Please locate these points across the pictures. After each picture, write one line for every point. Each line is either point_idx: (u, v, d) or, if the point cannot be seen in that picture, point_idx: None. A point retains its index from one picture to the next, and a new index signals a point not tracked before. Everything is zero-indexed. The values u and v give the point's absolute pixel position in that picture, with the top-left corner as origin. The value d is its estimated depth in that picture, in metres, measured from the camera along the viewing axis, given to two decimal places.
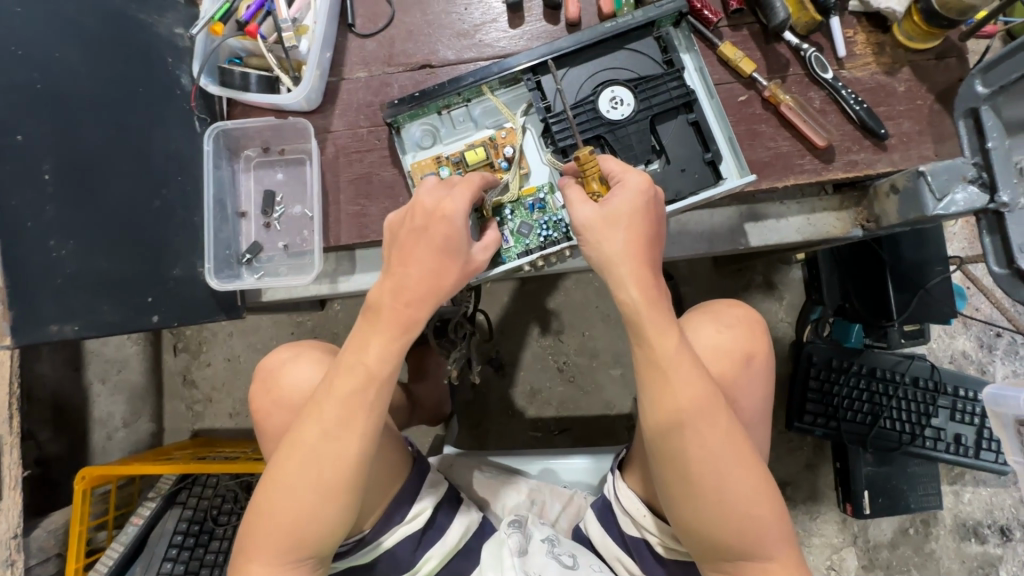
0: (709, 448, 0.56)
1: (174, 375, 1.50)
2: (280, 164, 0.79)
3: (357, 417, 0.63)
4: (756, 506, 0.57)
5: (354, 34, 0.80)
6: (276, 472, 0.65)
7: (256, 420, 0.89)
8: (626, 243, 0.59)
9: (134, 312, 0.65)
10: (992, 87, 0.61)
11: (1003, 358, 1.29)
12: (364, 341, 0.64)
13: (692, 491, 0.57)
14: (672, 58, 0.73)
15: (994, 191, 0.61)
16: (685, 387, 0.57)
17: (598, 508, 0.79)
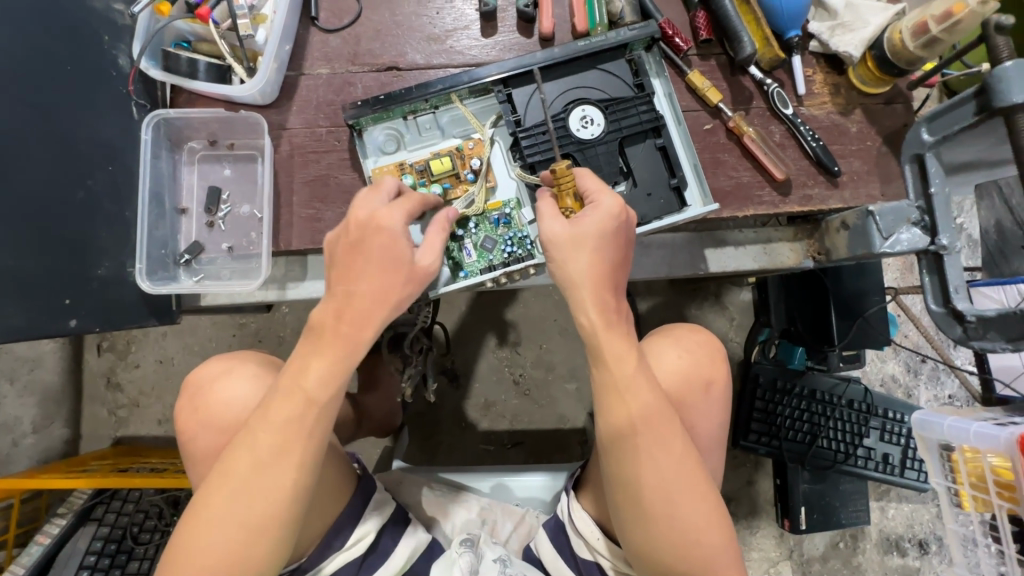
0: (662, 473, 0.56)
1: (95, 377, 1.37)
2: (228, 159, 0.74)
3: (290, 447, 0.62)
4: (706, 532, 0.57)
5: (317, 28, 0.76)
6: (200, 503, 0.62)
7: (180, 441, 0.80)
8: (590, 263, 0.58)
9: (46, 316, 0.58)
10: (936, 136, 0.64)
11: (927, 383, 1.38)
12: (302, 365, 0.63)
13: (644, 517, 0.57)
14: (643, 82, 0.73)
15: (934, 234, 0.65)
16: (640, 410, 0.56)
17: (551, 528, 0.78)
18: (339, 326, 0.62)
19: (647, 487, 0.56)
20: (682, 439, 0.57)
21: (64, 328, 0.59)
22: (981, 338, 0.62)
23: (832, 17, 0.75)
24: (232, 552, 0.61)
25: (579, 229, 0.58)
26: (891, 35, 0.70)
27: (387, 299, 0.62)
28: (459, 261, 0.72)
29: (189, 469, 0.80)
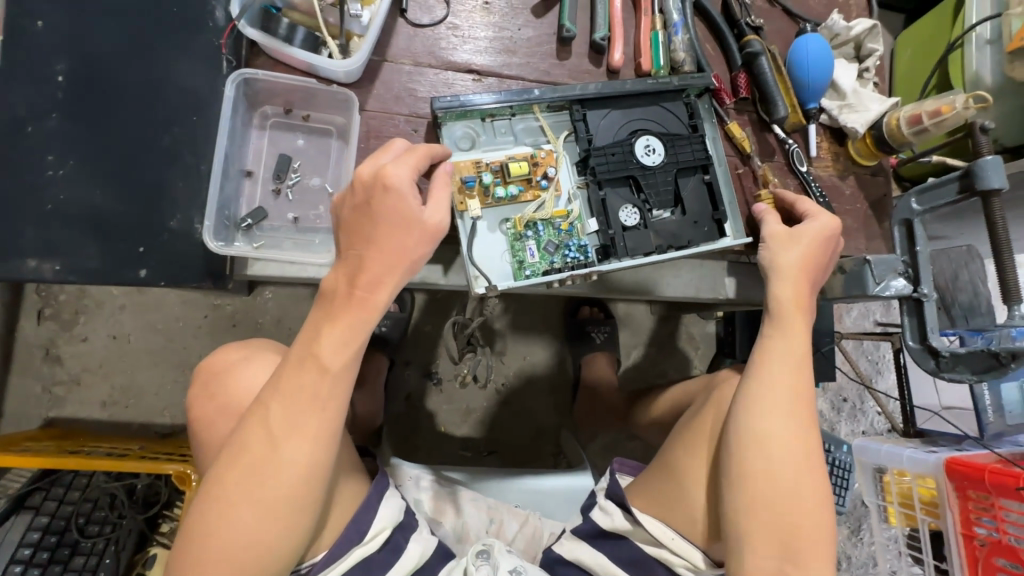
0: (793, 458, 0.65)
1: (31, 348, 1.21)
2: (302, 130, 0.73)
3: (305, 419, 0.56)
4: (822, 488, 0.66)
5: (404, 20, 0.78)
6: (211, 489, 0.56)
7: (193, 429, 0.72)
8: (804, 262, 0.73)
9: (121, 259, 0.62)
10: (924, 206, 0.78)
11: (845, 419, 1.57)
12: (313, 333, 0.57)
13: (773, 501, 0.64)
14: (697, 124, 0.83)
15: (916, 284, 0.79)
16: (779, 399, 0.67)
17: (587, 529, 0.82)
18: (352, 288, 0.58)
19: (778, 466, 0.65)
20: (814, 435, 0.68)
21: (132, 275, 0.62)
22: (947, 370, 0.77)
23: (841, 98, 0.91)
24: (262, 541, 0.56)
25: (800, 229, 0.73)
26: (889, 120, 0.86)
27: (399, 261, 0.58)
28: (523, 261, 0.76)
29: (200, 457, 0.73)
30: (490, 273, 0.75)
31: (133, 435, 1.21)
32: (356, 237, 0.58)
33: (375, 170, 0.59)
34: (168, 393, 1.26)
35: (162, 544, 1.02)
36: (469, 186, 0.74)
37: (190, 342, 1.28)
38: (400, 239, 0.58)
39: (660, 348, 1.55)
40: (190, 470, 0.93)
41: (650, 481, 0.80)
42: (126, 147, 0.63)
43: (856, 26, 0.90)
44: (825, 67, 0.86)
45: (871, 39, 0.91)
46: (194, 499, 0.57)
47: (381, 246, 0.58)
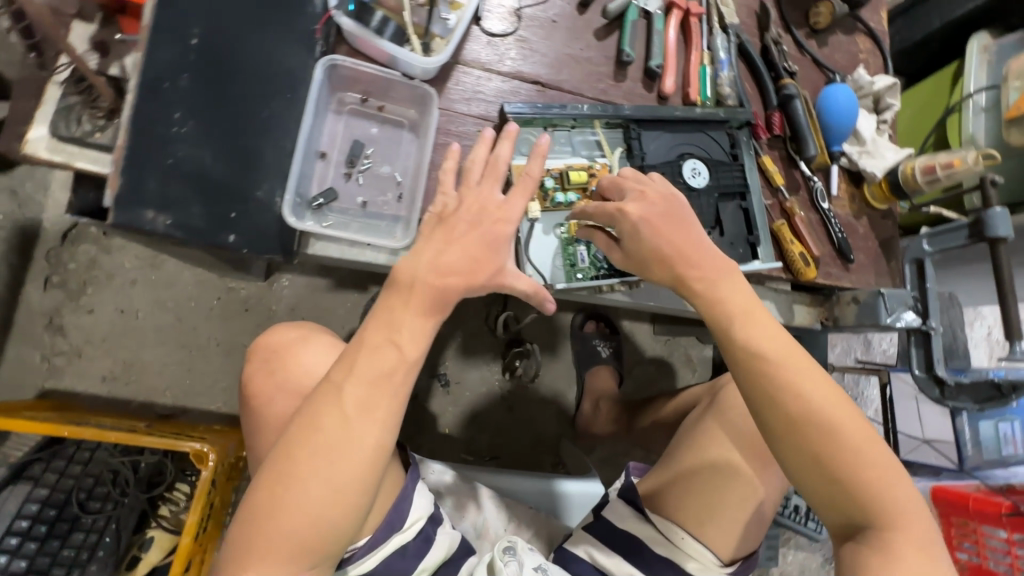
0: (824, 408, 0.58)
1: (34, 315, 1.17)
2: (377, 119, 0.77)
3: (379, 402, 0.56)
4: (869, 447, 0.58)
5: (478, 28, 0.82)
6: (275, 467, 0.54)
7: (247, 403, 0.75)
8: (645, 231, 0.67)
9: (217, 224, 0.64)
10: (935, 247, 0.87)
11: None
12: (394, 320, 0.58)
13: (825, 464, 0.58)
14: (738, 154, 0.89)
15: (925, 317, 0.87)
16: (788, 352, 0.60)
17: (608, 538, 0.83)
18: (435, 279, 0.60)
19: (804, 423, 0.58)
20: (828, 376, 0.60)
21: (222, 240, 0.64)
22: (952, 397, 0.85)
23: (861, 144, 0.99)
24: (323, 517, 0.54)
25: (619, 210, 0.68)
26: (904, 167, 0.94)
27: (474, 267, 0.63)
28: (574, 265, 0.80)
29: (247, 431, 0.75)
30: (545, 272, 0.80)
31: (132, 413, 1.17)
32: (446, 238, 0.62)
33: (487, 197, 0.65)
34: (172, 373, 1.23)
35: (160, 526, 0.99)
36: (531, 188, 0.79)
37: (200, 323, 1.25)
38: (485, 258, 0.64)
39: (661, 368, 1.59)
40: (209, 450, 0.94)
41: (680, 498, 0.81)
42: (230, 119, 0.64)
43: (878, 82, 0.99)
44: (851, 115, 0.94)
45: (889, 95, 1.01)
46: (255, 479, 0.55)
47: (471, 258, 0.63)
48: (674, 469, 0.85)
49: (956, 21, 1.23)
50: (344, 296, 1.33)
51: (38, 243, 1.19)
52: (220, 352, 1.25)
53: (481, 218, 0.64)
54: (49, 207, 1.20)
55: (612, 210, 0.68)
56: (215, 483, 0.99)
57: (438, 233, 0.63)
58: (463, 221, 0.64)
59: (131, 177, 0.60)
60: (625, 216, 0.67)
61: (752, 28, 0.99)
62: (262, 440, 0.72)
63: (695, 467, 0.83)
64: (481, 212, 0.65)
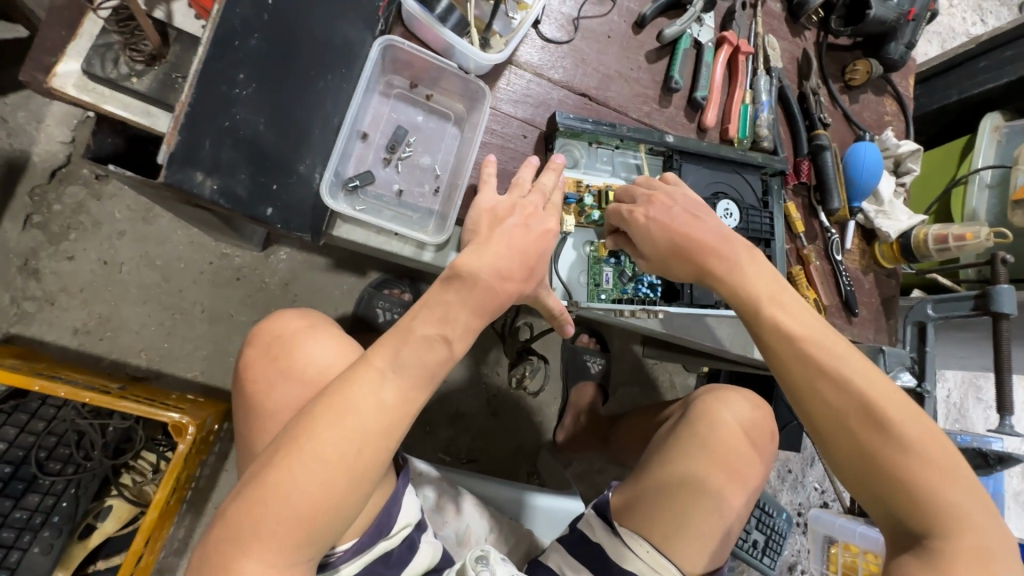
0: (872, 398, 0.58)
1: (10, 254, 1.10)
2: (422, 107, 0.75)
3: (419, 390, 0.57)
4: (923, 447, 0.57)
5: (535, 32, 0.81)
6: (297, 439, 0.53)
7: (243, 388, 0.71)
8: (655, 231, 0.71)
9: (256, 195, 0.61)
10: (938, 313, 0.90)
11: (787, 489, 1.69)
12: (448, 315, 0.58)
13: (870, 458, 0.58)
14: (768, 202, 0.91)
15: (921, 379, 0.90)
16: (831, 340, 0.61)
17: (589, 560, 0.82)
18: (494, 278, 0.60)
19: (847, 413, 0.59)
20: (874, 367, 0.61)
21: (260, 213, 0.61)
22: None
23: (879, 204, 1.03)
24: (349, 490, 0.53)
25: (631, 215, 0.73)
26: (917, 232, 0.98)
27: (517, 289, 0.62)
28: (598, 284, 0.83)
29: (240, 413, 0.71)
30: (571, 288, 0.82)
31: (101, 372, 1.11)
32: (499, 246, 0.62)
33: (509, 206, 0.67)
34: (150, 334, 1.17)
35: (120, 496, 0.93)
36: (569, 203, 0.80)
37: (187, 286, 1.19)
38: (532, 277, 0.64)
39: (645, 391, 1.60)
40: (189, 423, 0.89)
41: (662, 510, 0.81)
42: (290, 89, 0.62)
43: (903, 147, 1.03)
44: (876, 175, 0.97)
45: (911, 160, 1.04)
46: (269, 454, 0.53)
47: (522, 274, 0.63)
48: (656, 470, 0.86)
49: (972, 99, 1.29)
50: (342, 278, 1.28)
51: (24, 178, 1.11)
52: (204, 319, 1.20)
53: (534, 223, 0.65)
54: (41, 141, 1.13)
55: (624, 214, 0.74)
56: (189, 456, 0.95)
57: (495, 235, 0.63)
58: (517, 224, 0.64)
59: (190, 136, 0.56)
60: (636, 219, 0.73)
61: (793, 74, 1.01)
62: (259, 427, 0.68)
63: (678, 475, 0.83)
64: (534, 217, 0.66)
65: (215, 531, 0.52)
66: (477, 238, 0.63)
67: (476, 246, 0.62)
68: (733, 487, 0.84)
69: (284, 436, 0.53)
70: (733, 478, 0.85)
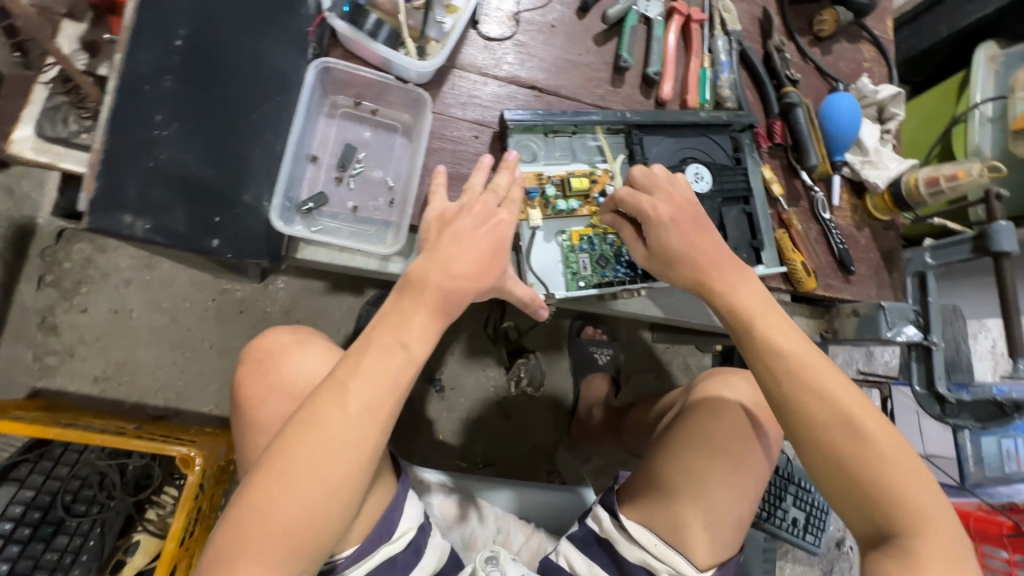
0: (851, 411, 0.58)
1: (28, 313, 1.17)
2: (369, 123, 0.76)
3: (384, 403, 0.56)
4: (892, 452, 0.57)
5: (476, 32, 0.81)
6: (273, 464, 0.53)
7: (239, 406, 0.71)
8: (674, 237, 0.68)
9: (199, 230, 0.63)
10: (937, 261, 0.85)
11: None
12: (402, 321, 0.57)
13: (851, 469, 0.57)
14: (741, 157, 0.88)
15: (926, 331, 0.85)
16: (808, 352, 0.60)
17: (585, 544, 0.84)
18: (444, 279, 0.59)
19: (831, 424, 0.58)
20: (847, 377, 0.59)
21: (206, 244, 0.63)
22: (952, 416, 0.83)
23: (864, 155, 0.98)
24: (318, 512, 0.54)
25: (656, 213, 0.69)
26: (907, 179, 0.92)
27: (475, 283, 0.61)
28: (576, 272, 0.79)
29: (238, 434, 0.72)
30: (546, 281, 0.79)
31: (122, 416, 1.17)
32: (446, 251, 0.61)
33: (457, 209, 0.67)
34: (164, 375, 1.22)
35: (146, 530, 0.98)
36: (531, 197, 0.79)
37: (194, 323, 1.25)
38: (493, 268, 0.63)
39: (659, 374, 1.57)
40: (196, 454, 0.92)
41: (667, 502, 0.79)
42: (218, 124, 0.64)
43: (882, 91, 0.97)
44: (855, 123, 0.93)
45: (893, 105, 0.99)
46: (251, 475, 0.54)
47: (479, 278, 0.62)
48: (650, 481, 0.83)
49: (964, 31, 1.22)
50: (340, 299, 1.32)
51: (32, 241, 1.18)
52: (213, 353, 1.25)
53: (484, 220, 0.65)
54: (45, 205, 1.20)
55: (644, 207, 0.70)
56: (204, 488, 0.98)
57: (443, 239, 0.63)
58: (467, 223, 0.64)
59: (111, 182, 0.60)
60: (658, 217, 0.69)
61: (754, 35, 0.98)
62: (252, 444, 0.69)
63: (676, 463, 0.81)
64: (484, 214, 0.66)
65: (210, 555, 0.54)
66: (426, 245, 0.63)
67: (424, 251, 0.62)
68: (739, 477, 0.81)
69: (260, 463, 0.54)
70: (736, 469, 0.80)
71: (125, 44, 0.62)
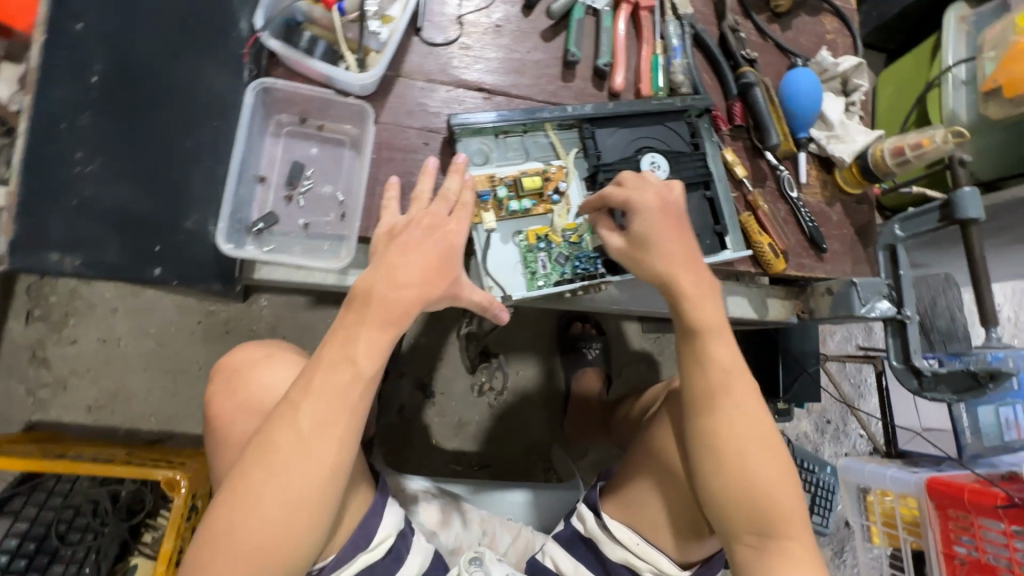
0: (756, 425, 0.63)
1: (19, 349, 1.20)
2: (315, 139, 0.77)
3: (337, 420, 0.54)
4: (780, 467, 0.63)
5: (420, 39, 0.81)
6: (234, 495, 0.51)
7: (209, 424, 0.70)
8: (658, 221, 0.67)
9: (137, 260, 0.65)
10: (906, 233, 0.82)
11: (832, 441, 1.57)
12: (350, 336, 0.56)
13: (748, 475, 0.62)
14: (699, 142, 0.87)
15: (900, 306, 0.83)
16: (732, 365, 0.65)
17: (571, 544, 0.81)
18: (389, 291, 0.58)
19: (739, 429, 0.63)
20: (756, 393, 0.65)
21: (148, 274, 0.66)
22: (930, 390, 0.81)
23: (829, 129, 0.95)
24: (283, 536, 0.52)
25: (642, 197, 0.67)
26: (873, 151, 0.90)
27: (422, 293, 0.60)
28: (534, 272, 0.79)
29: (213, 454, 0.70)
30: (503, 283, 0.79)
31: (117, 443, 1.19)
32: (392, 268, 0.59)
33: (406, 222, 0.65)
34: (156, 400, 1.24)
35: (144, 554, 1.00)
36: (484, 200, 0.79)
37: (181, 347, 1.26)
38: (442, 276, 0.62)
39: (651, 365, 1.56)
40: (181, 478, 0.93)
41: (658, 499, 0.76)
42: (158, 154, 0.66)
43: (843, 63, 0.96)
44: (816, 99, 0.91)
45: (857, 75, 0.97)
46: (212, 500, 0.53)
47: (427, 287, 0.60)
48: (629, 474, 0.80)
49: None
50: (324, 313, 1.33)
51: (18, 278, 1.21)
52: (202, 375, 1.26)
53: (432, 231, 0.64)
54: None
55: (636, 193, 0.68)
56: (194, 509, 0.99)
57: (389, 250, 0.61)
58: (416, 234, 0.63)
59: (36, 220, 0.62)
60: (644, 200, 0.68)
61: (708, 16, 0.96)
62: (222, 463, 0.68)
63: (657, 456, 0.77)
64: (433, 225, 0.65)
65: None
66: (372, 256, 0.62)
67: (375, 262, 0.60)
68: None
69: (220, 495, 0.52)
70: None
71: (35, 84, 0.63)
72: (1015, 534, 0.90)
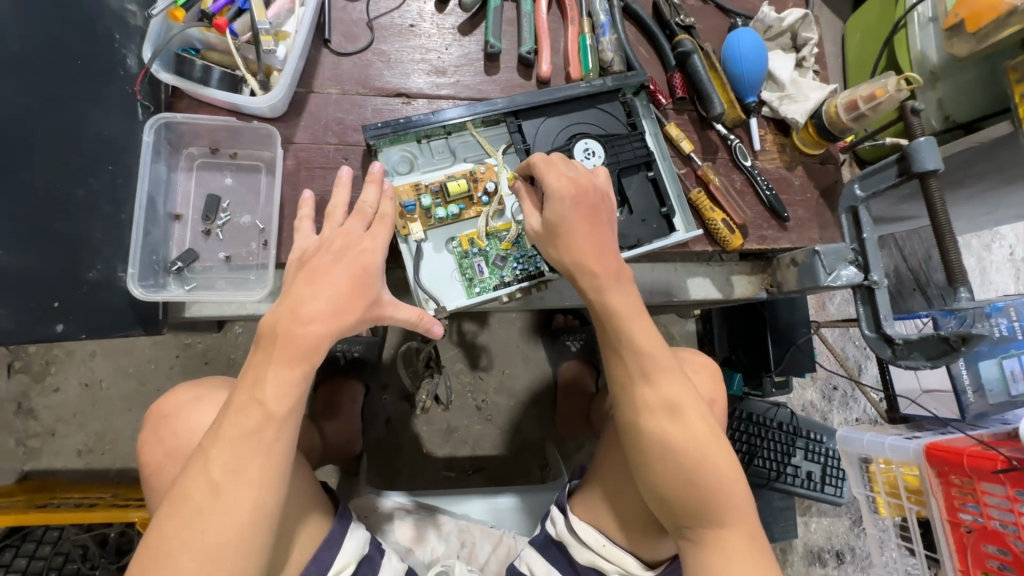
0: (695, 421, 0.60)
1: (6, 402, 1.22)
2: (230, 168, 0.75)
3: (250, 464, 0.53)
4: (723, 461, 0.60)
5: (330, 50, 0.78)
6: (148, 552, 0.50)
7: (146, 478, 0.70)
8: (572, 214, 0.63)
9: (37, 318, 0.65)
10: (866, 191, 0.76)
11: (840, 408, 1.51)
12: (257, 376, 0.55)
13: (693, 474, 0.58)
14: (636, 122, 0.82)
15: (867, 272, 0.77)
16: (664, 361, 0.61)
17: (545, 548, 0.77)
18: (295, 326, 0.56)
19: (677, 428, 0.59)
20: (691, 385, 0.61)
21: (50, 330, 0.66)
22: (905, 357, 0.76)
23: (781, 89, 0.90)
24: None
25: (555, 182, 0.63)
26: (827, 108, 0.85)
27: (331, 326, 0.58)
28: (472, 278, 0.77)
29: (151, 502, 0.71)
30: (439, 296, 0.76)
31: (109, 483, 1.21)
32: (297, 302, 0.57)
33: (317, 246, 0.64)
34: None
35: None
36: (409, 211, 0.75)
37: (162, 383, 1.27)
38: (353, 304, 0.60)
39: None
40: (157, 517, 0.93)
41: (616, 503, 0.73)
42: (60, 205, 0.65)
43: (788, 17, 0.89)
44: (761, 59, 0.85)
45: (805, 28, 0.90)
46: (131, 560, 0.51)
47: (337, 310, 0.59)
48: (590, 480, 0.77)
49: None
50: None
51: None
52: None
53: (342, 253, 0.62)
54: None
55: (547, 176, 0.64)
56: None
57: (295, 279, 0.60)
58: (325, 258, 0.61)
59: None
60: (552, 183, 0.64)
61: None
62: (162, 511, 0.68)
63: (612, 459, 0.75)
64: (345, 246, 0.63)
65: None
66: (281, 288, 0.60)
67: (283, 297, 0.59)
68: None
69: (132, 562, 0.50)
70: None
71: None
72: (1018, 498, 0.85)
